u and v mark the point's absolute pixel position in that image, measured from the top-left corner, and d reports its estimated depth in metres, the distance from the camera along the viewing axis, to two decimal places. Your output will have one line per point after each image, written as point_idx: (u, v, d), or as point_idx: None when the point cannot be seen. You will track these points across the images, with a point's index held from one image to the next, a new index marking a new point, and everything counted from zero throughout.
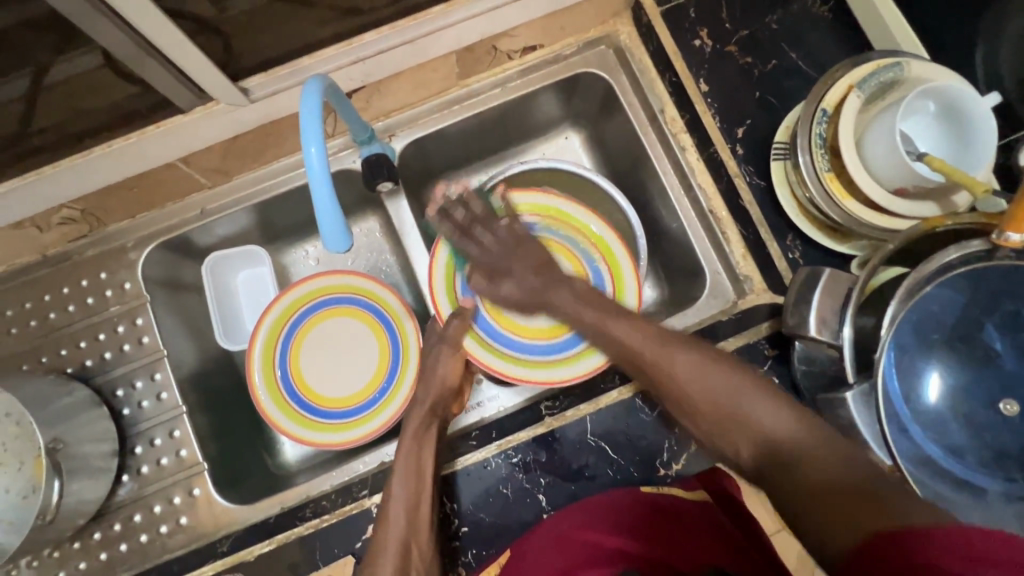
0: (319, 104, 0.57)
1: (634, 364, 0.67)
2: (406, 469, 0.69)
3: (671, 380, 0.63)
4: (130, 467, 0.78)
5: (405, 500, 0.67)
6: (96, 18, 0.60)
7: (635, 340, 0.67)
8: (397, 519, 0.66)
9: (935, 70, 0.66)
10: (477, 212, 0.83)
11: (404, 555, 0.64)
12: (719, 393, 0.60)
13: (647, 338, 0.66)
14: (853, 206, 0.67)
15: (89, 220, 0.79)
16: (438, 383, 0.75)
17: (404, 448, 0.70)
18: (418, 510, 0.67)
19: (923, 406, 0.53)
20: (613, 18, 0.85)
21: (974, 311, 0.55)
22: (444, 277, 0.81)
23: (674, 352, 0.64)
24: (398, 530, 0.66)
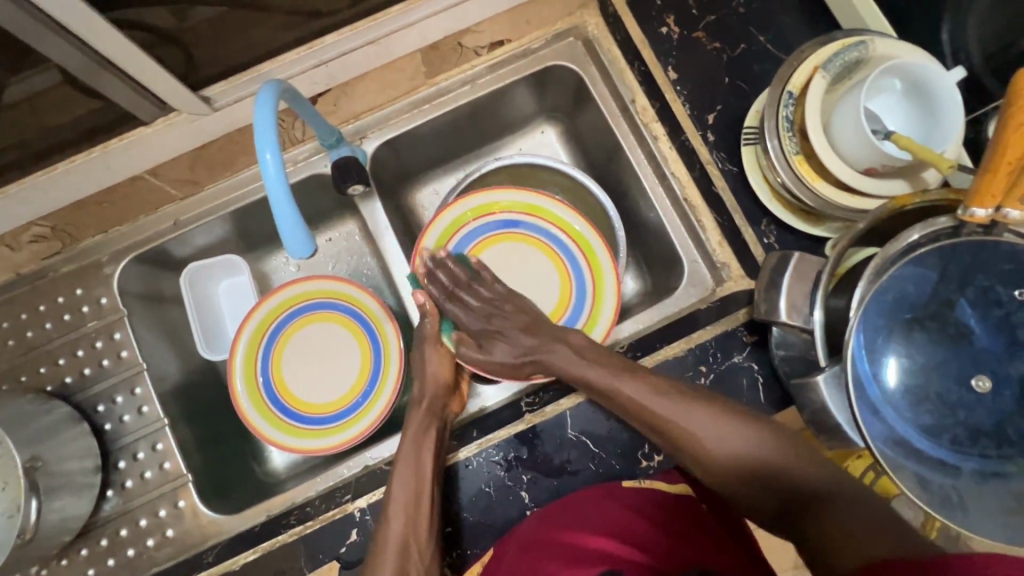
0: (272, 111, 0.56)
1: (647, 421, 0.65)
2: (409, 469, 0.68)
3: (690, 439, 0.63)
4: (115, 482, 0.78)
5: (403, 499, 0.67)
6: (47, 34, 0.59)
7: (657, 402, 0.65)
8: (398, 517, 0.66)
9: (901, 47, 0.65)
10: (511, 202, 0.81)
11: (404, 552, 0.65)
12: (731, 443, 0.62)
13: (632, 378, 0.67)
14: (823, 188, 0.67)
15: (61, 236, 0.79)
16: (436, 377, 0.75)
17: (408, 446, 0.70)
18: (419, 506, 0.67)
19: (896, 385, 0.53)
20: (580, 9, 0.84)
21: (945, 289, 0.54)
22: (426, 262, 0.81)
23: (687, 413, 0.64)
24: (402, 531, 0.66)
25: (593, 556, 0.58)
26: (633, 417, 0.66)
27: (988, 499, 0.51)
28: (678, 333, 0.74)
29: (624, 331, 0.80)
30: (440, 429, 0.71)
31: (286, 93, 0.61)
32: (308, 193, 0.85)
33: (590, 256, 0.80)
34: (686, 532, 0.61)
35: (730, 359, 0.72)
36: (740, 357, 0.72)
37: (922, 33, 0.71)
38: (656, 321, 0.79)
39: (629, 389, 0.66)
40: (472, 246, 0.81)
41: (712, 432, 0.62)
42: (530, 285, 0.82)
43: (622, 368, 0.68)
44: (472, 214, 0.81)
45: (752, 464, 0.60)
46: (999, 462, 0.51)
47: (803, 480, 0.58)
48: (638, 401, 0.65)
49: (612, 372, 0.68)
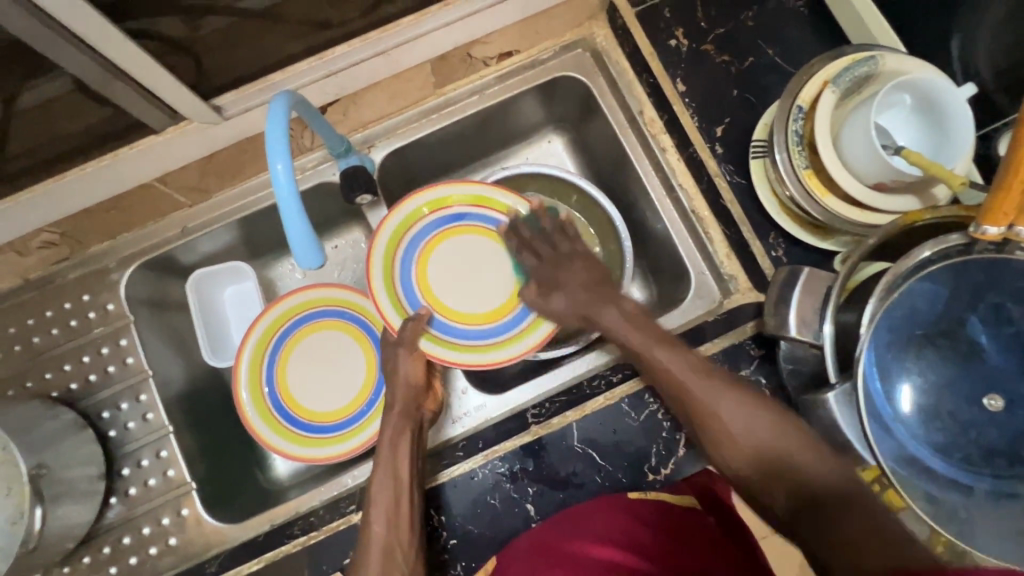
0: (284, 122, 0.56)
1: (676, 397, 0.61)
2: (386, 473, 0.67)
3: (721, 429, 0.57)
4: (118, 489, 0.78)
5: (384, 504, 0.65)
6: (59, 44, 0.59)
7: (685, 376, 0.60)
8: (379, 523, 0.65)
9: (911, 63, 0.65)
10: (400, 221, 0.80)
11: (387, 556, 0.63)
12: (764, 439, 0.55)
13: (677, 355, 0.61)
14: (832, 202, 0.67)
15: (70, 241, 0.80)
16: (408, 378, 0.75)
17: (384, 449, 0.69)
18: (401, 511, 0.65)
19: (907, 403, 0.52)
20: (589, 21, 0.85)
21: (956, 306, 0.54)
22: (387, 241, 0.80)
23: (722, 399, 0.58)
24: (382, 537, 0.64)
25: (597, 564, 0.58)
26: (703, 425, 0.58)
27: (999, 520, 0.50)
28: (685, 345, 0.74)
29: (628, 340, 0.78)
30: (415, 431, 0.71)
31: (298, 103, 0.61)
32: (317, 201, 0.86)
33: None
34: (692, 547, 0.60)
35: (738, 373, 0.72)
36: (748, 370, 0.72)
37: (933, 48, 0.71)
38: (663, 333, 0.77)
39: (663, 357, 0.62)
40: (414, 273, 0.80)
41: (744, 422, 0.56)
42: (476, 268, 0.81)
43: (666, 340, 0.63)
44: (443, 200, 0.81)
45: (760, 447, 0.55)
46: (1010, 482, 0.51)
47: (803, 463, 0.53)
48: (677, 379, 0.60)
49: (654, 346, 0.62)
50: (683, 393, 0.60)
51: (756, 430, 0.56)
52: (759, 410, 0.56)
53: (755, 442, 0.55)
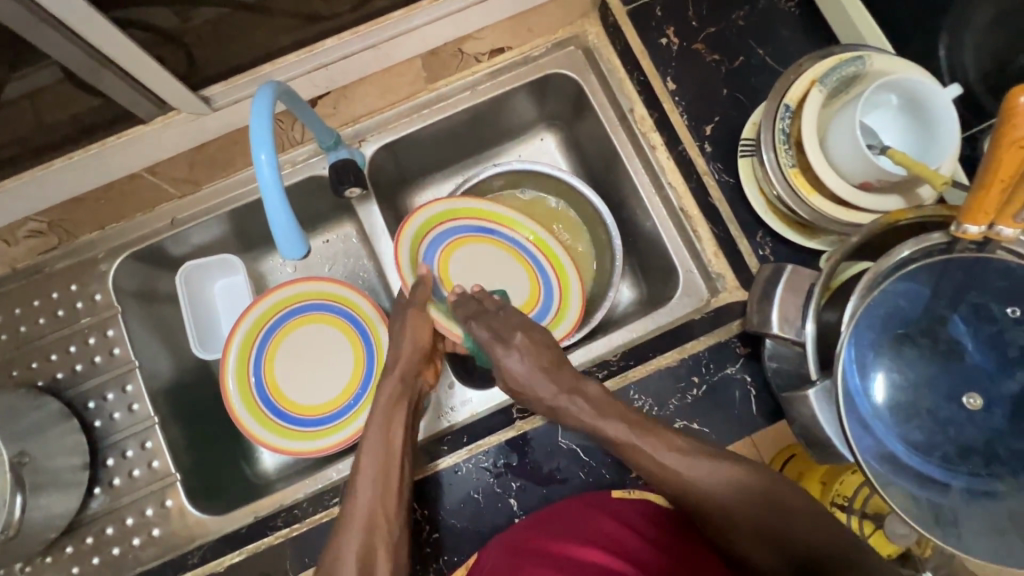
0: (269, 112, 0.56)
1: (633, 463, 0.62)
2: (381, 431, 0.66)
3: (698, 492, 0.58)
4: (103, 479, 0.77)
5: (373, 471, 0.63)
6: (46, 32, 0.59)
7: (634, 437, 0.62)
8: (369, 479, 0.63)
9: (898, 63, 0.65)
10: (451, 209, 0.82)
11: (371, 525, 0.60)
12: (745, 496, 0.57)
13: (627, 429, 0.62)
14: (818, 201, 0.67)
15: (58, 232, 0.79)
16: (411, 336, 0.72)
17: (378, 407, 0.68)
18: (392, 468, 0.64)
19: (887, 401, 0.52)
20: (581, 18, 0.85)
21: (936, 305, 0.54)
22: (435, 214, 0.81)
23: (690, 462, 0.60)
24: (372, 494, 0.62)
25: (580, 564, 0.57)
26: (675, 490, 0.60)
27: (976, 518, 0.51)
28: (671, 343, 0.74)
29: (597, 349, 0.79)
30: (411, 403, 0.70)
31: (284, 94, 0.60)
32: (307, 194, 0.86)
33: (564, 292, 0.83)
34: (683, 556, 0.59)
35: (723, 370, 0.72)
36: (733, 368, 0.72)
37: (922, 50, 0.71)
38: (649, 331, 0.78)
39: (611, 427, 0.63)
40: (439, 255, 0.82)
41: (720, 487, 0.58)
42: (498, 273, 0.84)
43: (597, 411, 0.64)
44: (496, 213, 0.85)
45: (756, 514, 0.57)
46: (987, 480, 0.51)
47: (804, 530, 0.55)
48: (634, 453, 0.62)
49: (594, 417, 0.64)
50: (645, 466, 0.61)
51: (749, 490, 0.58)
52: (727, 470, 0.59)
53: (745, 504, 0.57)
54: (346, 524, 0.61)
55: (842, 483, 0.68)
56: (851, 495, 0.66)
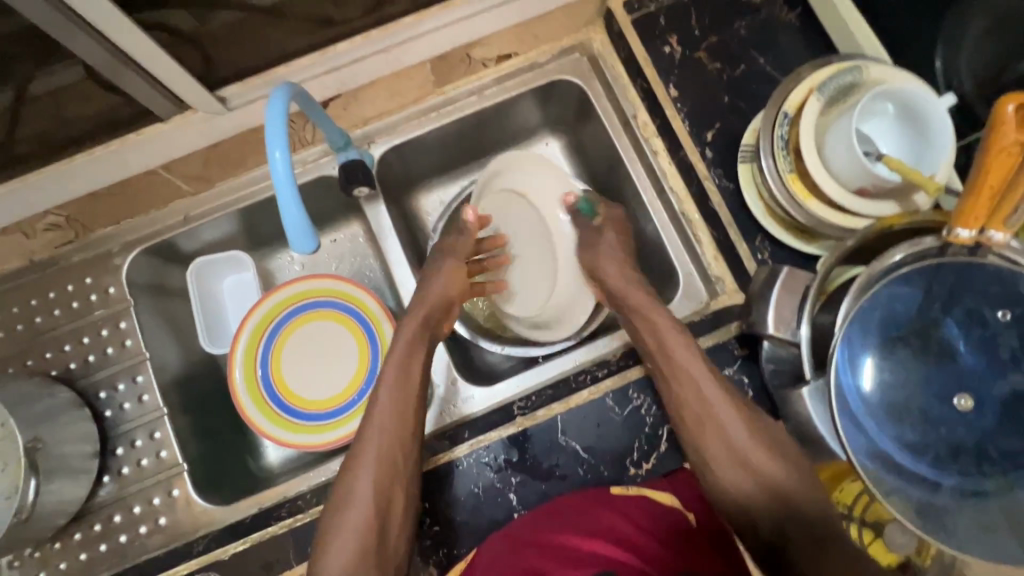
0: (283, 111, 0.58)
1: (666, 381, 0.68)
2: (394, 380, 0.71)
3: (713, 424, 0.65)
4: (111, 468, 0.79)
5: (393, 403, 0.69)
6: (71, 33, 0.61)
7: (680, 356, 0.68)
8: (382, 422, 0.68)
9: (895, 73, 0.67)
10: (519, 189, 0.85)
11: (387, 450, 0.67)
12: (745, 443, 0.64)
13: (712, 381, 0.67)
14: (815, 207, 0.68)
15: (75, 226, 0.81)
16: (433, 285, 0.79)
17: (394, 358, 0.73)
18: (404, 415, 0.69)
19: (879, 400, 0.54)
20: (586, 26, 0.87)
21: (930, 308, 0.55)
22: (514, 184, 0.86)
23: (714, 397, 0.66)
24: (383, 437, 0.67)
25: (582, 557, 0.60)
26: (692, 418, 0.66)
27: (967, 517, 0.52)
28: None
29: (599, 347, 0.80)
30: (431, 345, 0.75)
31: (298, 95, 0.63)
32: (317, 194, 0.89)
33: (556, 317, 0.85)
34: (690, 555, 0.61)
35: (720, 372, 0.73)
36: (731, 370, 0.73)
37: (920, 61, 0.73)
38: None
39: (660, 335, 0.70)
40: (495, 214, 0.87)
41: (728, 429, 0.65)
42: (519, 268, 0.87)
43: (700, 361, 0.68)
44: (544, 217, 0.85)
45: (752, 459, 0.63)
46: (978, 480, 0.52)
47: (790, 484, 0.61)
48: (695, 398, 0.67)
49: (681, 368, 0.68)
50: (702, 413, 0.66)
51: (757, 440, 0.64)
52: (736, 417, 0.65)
53: (752, 448, 0.64)
54: (367, 445, 0.67)
55: (842, 490, 0.68)
56: (851, 503, 0.66)
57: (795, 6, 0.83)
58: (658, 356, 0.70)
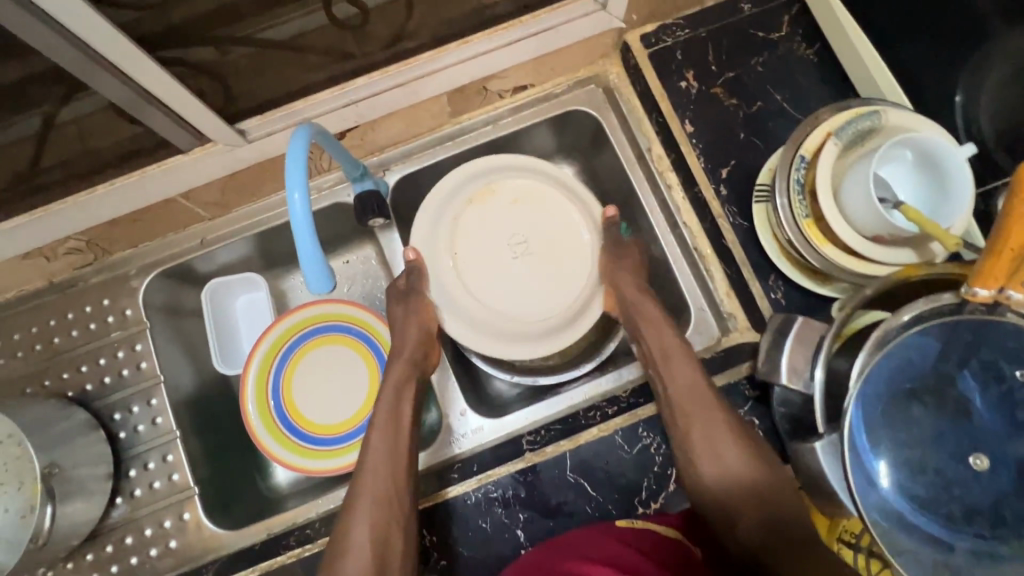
0: (303, 151, 0.59)
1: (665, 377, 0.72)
2: (387, 412, 0.73)
3: (704, 423, 0.68)
4: (124, 490, 0.80)
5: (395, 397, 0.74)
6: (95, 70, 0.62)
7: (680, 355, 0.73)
8: (376, 453, 0.69)
9: (915, 120, 0.67)
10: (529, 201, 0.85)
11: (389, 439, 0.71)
12: (732, 447, 0.66)
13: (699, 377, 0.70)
14: (831, 252, 0.68)
15: (95, 249, 0.81)
16: (408, 329, 0.78)
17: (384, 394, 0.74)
18: (396, 446, 0.70)
19: (893, 457, 0.53)
20: (602, 59, 0.88)
21: (946, 363, 0.54)
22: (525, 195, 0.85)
23: (706, 397, 0.69)
24: (377, 469, 0.68)
25: None
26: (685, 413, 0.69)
27: None
28: None
29: (605, 383, 0.81)
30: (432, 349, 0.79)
31: (320, 135, 0.63)
32: (333, 219, 0.90)
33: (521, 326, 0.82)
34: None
35: None
36: (741, 411, 0.73)
37: (940, 106, 0.72)
38: None
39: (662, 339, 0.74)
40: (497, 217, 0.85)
41: (718, 430, 0.67)
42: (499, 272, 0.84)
43: (691, 358, 0.72)
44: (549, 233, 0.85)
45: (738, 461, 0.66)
46: (993, 543, 0.51)
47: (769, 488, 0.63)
48: (687, 391, 0.70)
49: (680, 360, 0.72)
50: (698, 408, 0.69)
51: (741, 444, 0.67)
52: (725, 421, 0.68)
53: (738, 451, 0.66)
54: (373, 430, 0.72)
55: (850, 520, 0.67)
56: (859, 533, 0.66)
57: (813, 43, 0.84)
58: (657, 351, 0.74)
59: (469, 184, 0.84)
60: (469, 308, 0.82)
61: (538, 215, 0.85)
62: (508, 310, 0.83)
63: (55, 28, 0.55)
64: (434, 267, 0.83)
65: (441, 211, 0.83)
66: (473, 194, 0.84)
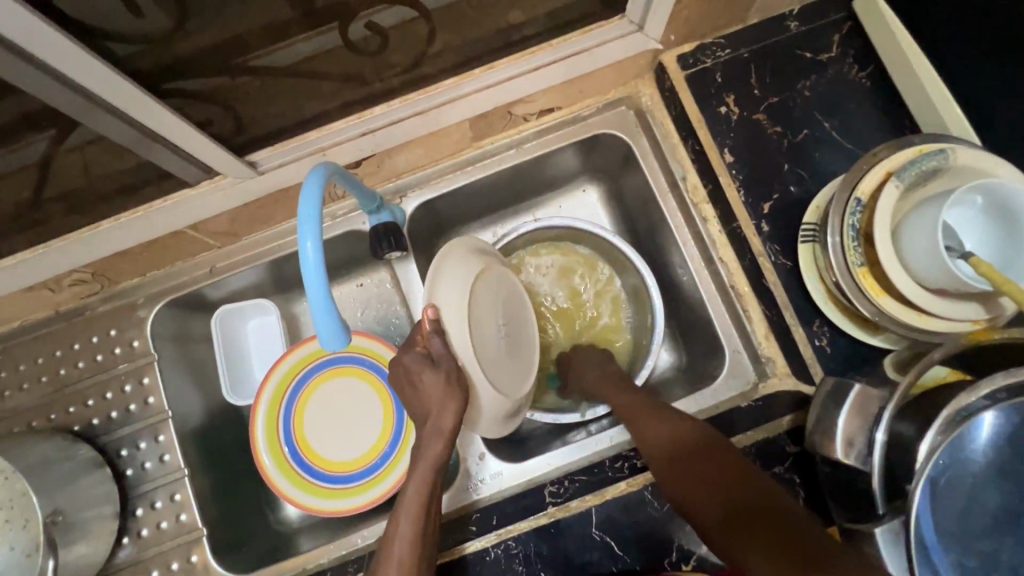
0: (319, 195, 0.54)
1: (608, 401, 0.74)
2: (416, 498, 0.61)
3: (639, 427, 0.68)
4: (131, 529, 0.77)
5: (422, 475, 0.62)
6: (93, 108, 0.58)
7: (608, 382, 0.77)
8: (401, 544, 0.60)
9: (988, 160, 0.60)
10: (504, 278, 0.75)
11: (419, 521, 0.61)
12: (675, 438, 0.65)
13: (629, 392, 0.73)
14: (887, 304, 0.62)
15: (101, 280, 0.78)
16: (447, 406, 0.59)
17: (413, 475, 0.62)
18: (424, 534, 0.62)
19: (961, 548, 0.48)
20: (635, 79, 0.82)
21: (1023, 444, 0.49)
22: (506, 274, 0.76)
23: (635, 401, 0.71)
24: (402, 564, 0.59)
25: None
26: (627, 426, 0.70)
27: None
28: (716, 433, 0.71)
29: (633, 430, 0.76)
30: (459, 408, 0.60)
31: (335, 174, 0.58)
32: (347, 245, 0.86)
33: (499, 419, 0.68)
34: None
35: (771, 471, 0.68)
36: (781, 469, 0.68)
37: (1012, 142, 0.65)
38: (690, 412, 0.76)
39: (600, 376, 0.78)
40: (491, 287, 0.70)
41: (652, 425, 0.67)
42: (495, 348, 0.68)
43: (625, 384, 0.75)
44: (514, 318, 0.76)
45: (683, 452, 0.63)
46: None
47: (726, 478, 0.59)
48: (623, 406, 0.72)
49: (624, 386, 0.75)
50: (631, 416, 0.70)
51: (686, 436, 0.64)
52: (661, 416, 0.68)
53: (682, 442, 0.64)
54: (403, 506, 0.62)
55: None
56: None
57: (866, 65, 0.77)
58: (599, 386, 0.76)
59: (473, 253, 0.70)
60: (495, 394, 0.65)
61: (513, 296, 0.76)
62: (511, 392, 0.69)
63: (47, 72, 0.51)
64: (463, 340, 0.62)
65: (455, 277, 0.65)
66: (483, 262, 0.70)
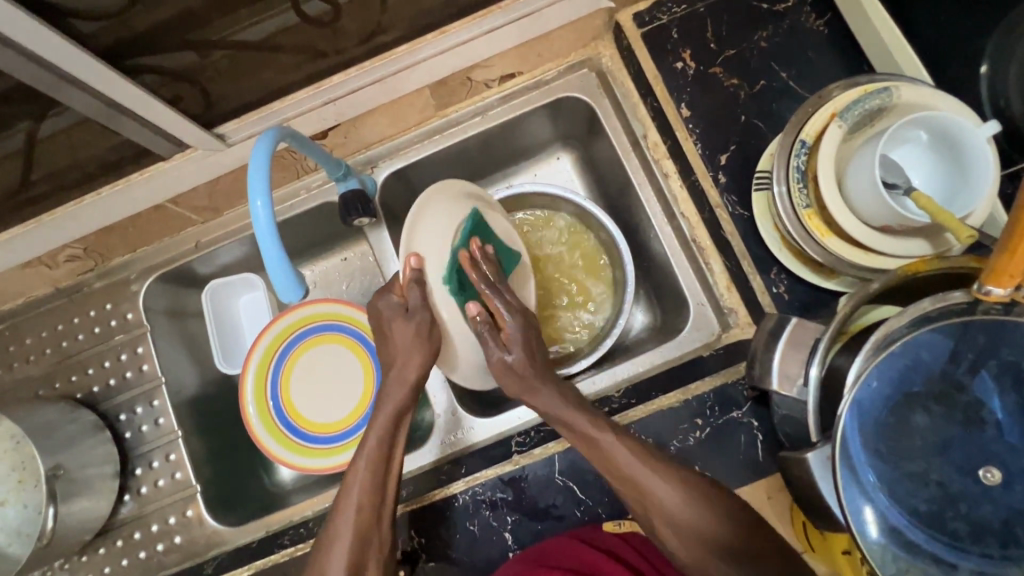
0: (267, 157, 0.57)
1: (600, 458, 0.63)
2: (378, 445, 0.67)
3: (656, 503, 0.60)
4: (132, 487, 0.83)
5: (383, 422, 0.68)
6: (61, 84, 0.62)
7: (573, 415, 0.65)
8: (360, 490, 0.65)
9: (932, 96, 0.60)
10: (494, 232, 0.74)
11: (378, 465, 0.66)
12: (684, 506, 0.60)
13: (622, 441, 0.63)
14: (834, 244, 0.63)
15: (94, 256, 0.84)
16: (413, 357, 0.66)
17: (377, 422, 0.68)
18: (383, 479, 0.66)
19: (888, 466, 0.49)
20: (595, 41, 0.83)
21: (950, 366, 0.50)
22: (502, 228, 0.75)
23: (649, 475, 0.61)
24: (361, 507, 0.64)
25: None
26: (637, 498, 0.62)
27: None
28: (676, 381, 0.73)
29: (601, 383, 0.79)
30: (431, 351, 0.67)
31: (289, 137, 0.62)
32: (327, 219, 0.90)
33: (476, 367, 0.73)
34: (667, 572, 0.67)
35: (728, 415, 0.70)
36: (739, 413, 0.70)
37: (963, 77, 0.65)
38: (656, 365, 0.78)
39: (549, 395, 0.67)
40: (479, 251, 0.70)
41: (670, 501, 0.60)
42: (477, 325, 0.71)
43: (538, 384, 0.67)
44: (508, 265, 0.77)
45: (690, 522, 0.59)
46: (1003, 564, 0.46)
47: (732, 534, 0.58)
48: (613, 452, 0.63)
49: (534, 387, 0.67)
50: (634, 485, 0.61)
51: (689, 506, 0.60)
52: (670, 479, 0.61)
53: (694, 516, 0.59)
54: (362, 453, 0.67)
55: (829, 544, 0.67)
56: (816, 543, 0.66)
57: (824, 13, 0.76)
58: (563, 415, 0.65)
59: (464, 197, 0.71)
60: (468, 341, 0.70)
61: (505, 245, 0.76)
62: None
63: (13, 47, 0.56)
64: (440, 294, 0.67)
65: (431, 222, 0.67)
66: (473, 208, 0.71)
